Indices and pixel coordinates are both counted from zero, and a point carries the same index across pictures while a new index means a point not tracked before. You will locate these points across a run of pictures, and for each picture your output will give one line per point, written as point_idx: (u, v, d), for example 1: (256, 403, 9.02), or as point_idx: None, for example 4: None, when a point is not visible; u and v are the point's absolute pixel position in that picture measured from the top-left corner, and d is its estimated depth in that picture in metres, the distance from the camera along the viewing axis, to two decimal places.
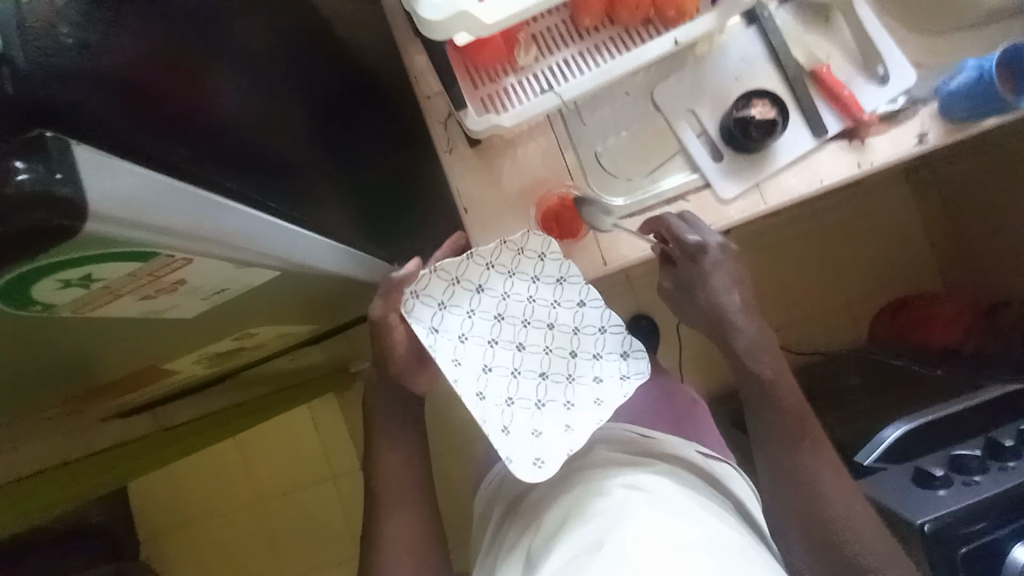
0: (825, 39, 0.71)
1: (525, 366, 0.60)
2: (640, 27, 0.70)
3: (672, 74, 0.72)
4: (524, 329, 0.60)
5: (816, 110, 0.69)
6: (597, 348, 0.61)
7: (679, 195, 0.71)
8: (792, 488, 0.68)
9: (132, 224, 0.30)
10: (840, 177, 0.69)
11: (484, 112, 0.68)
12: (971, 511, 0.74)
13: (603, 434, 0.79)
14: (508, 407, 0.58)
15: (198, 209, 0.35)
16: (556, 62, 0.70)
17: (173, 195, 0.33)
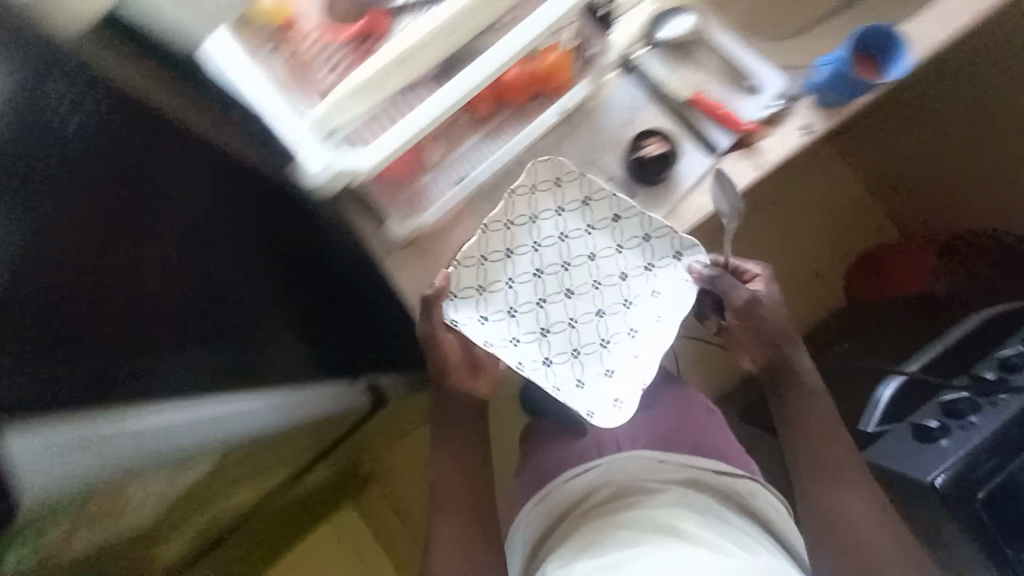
0: (695, 68, 0.78)
1: (580, 311, 0.70)
2: (529, 102, 0.76)
3: (571, 134, 0.79)
4: (568, 274, 0.70)
5: (703, 133, 0.75)
6: (643, 259, 0.71)
7: None
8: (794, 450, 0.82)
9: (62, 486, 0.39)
10: (745, 182, 0.73)
11: (408, 216, 0.73)
12: (976, 453, 0.76)
13: (624, 464, 0.91)
14: (577, 358, 0.69)
15: (114, 443, 0.44)
16: (463, 154, 0.76)
17: (86, 448, 0.41)
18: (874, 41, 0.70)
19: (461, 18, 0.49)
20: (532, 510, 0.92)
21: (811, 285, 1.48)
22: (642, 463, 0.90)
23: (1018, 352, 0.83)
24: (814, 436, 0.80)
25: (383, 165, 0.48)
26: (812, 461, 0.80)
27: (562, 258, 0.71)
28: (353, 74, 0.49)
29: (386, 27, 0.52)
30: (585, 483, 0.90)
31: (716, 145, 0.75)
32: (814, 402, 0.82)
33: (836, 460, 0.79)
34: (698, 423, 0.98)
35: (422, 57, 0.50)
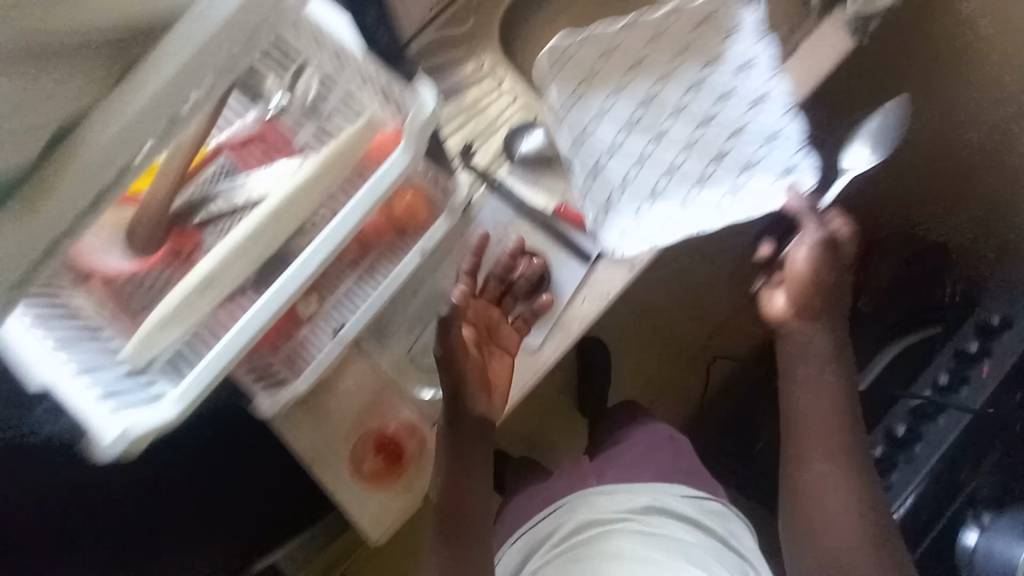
0: (556, 179, 0.80)
1: (654, 157, 0.73)
2: (395, 238, 0.75)
3: (445, 261, 0.79)
4: (678, 118, 0.72)
5: (574, 243, 0.77)
6: (750, 157, 0.71)
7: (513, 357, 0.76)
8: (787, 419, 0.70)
9: None
10: (620, 285, 0.76)
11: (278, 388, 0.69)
12: (908, 513, 0.78)
13: (577, 502, 0.96)
14: (616, 188, 0.73)
15: None
16: (337, 300, 0.74)
17: None
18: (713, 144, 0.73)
19: (262, 230, 0.48)
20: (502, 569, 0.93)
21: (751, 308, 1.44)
22: (604, 500, 0.95)
23: (928, 400, 0.82)
24: (798, 419, 0.68)
25: (196, 408, 0.46)
26: (803, 446, 0.67)
27: (705, 103, 0.72)
28: (164, 300, 0.49)
29: (195, 242, 0.53)
30: (548, 525, 0.95)
31: (587, 252, 0.77)
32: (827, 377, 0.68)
33: (832, 437, 0.66)
34: (659, 458, 1.03)
35: (226, 279, 0.49)
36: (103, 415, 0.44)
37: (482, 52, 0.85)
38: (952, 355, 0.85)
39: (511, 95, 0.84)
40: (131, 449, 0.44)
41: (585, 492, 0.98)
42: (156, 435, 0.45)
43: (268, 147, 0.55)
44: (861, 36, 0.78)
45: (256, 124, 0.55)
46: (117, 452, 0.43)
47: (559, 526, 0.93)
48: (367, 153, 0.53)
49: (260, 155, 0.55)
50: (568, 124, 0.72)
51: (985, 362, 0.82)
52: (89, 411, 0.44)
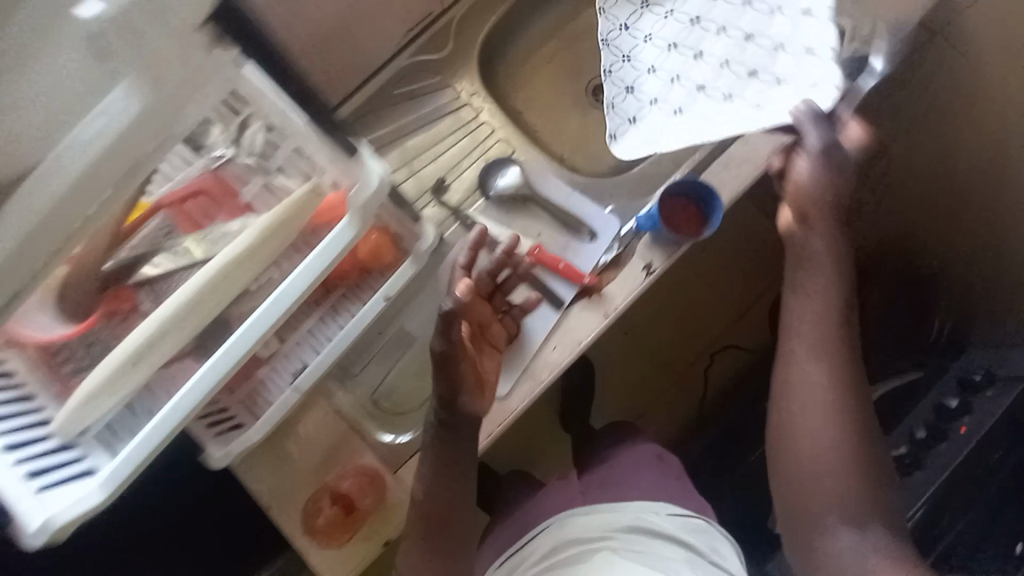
0: (531, 218, 0.76)
1: (690, 70, 0.71)
2: (359, 276, 0.72)
3: (412, 302, 0.76)
4: (721, 34, 0.71)
5: (547, 288, 0.74)
6: (786, 73, 0.69)
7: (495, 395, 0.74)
8: (781, 342, 0.67)
9: None
10: (592, 334, 0.73)
11: (231, 436, 0.68)
12: None
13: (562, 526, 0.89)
14: (649, 102, 0.71)
15: None
16: (299, 340, 0.72)
17: None
18: (686, 193, 0.71)
19: (194, 302, 0.47)
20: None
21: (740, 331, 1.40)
22: (590, 518, 0.89)
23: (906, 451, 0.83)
24: (795, 336, 0.66)
25: (126, 485, 0.48)
26: (792, 369, 0.65)
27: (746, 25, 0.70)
28: (98, 370, 0.48)
29: (131, 303, 0.51)
30: (533, 551, 0.87)
31: (560, 298, 0.74)
32: (828, 302, 0.65)
33: (824, 361, 0.64)
34: (641, 476, 0.97)
35: (158, 352, 0.48)
36: (27, 502, 0.45)
37: (460, 78, 0.82)
38: (934, 408, 0.83)
39: (488, 127, 0.81)
40: (57, 534, 0.45)
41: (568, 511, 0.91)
42: (83, 519, 0.46)
43: (212, 201, 0.53)
44: (859, 76, 0.74)
45: (194, 177, 0.52)
46: (44, 537, 0.44)
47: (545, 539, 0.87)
48: (314, 217, 0.50)
49: (205, 211, 0.52)
50: (609, 30, 0.74)
51: (967, 416, 0.80)
52: (12, 496, 0.45)
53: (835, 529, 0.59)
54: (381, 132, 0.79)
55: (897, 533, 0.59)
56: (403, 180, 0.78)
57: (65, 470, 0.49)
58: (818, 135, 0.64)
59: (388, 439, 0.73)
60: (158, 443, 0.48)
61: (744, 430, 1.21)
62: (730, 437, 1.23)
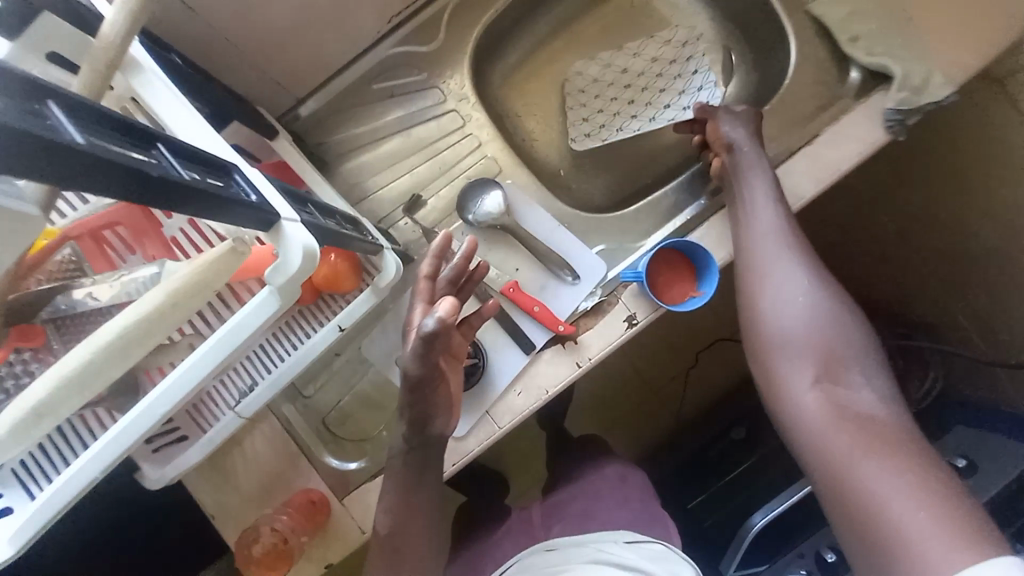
0: (512, 252, 0.71)
1: (618, 92, 0.79)
2: (319, 299, 0.67)
3: (374, 327, 0.72)
4: (640, 64, 0.80)
5: (519, 328, 0.69)
6: (690, 93, 0.78)
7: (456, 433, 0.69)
8: (737, 209, 0.63)
9: None
10: (562, 382, 0.68)
11: (172, 456, 0.64)
12: None
13: (524, 564, 0.82)
14: (592, 119, 0.79)
15: None
16: (247, 356, 0.65)
17: None
18: (674, 251, 0.65)
19: (106, 358, 0.42)
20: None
21: (729, 352, 1.34)
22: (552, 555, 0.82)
23: None
24: (743, 205, 0.62)
25: (31, 544, 0.44)
26: (753, 229, 0.61)
27: (665, 54, 0.81)
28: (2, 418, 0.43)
29: (40, 340, 0.46)
30: None
31: (531, 342, 0.69)
32: (776, 191, 0.61)
33: (781, 232, 0.60)
34: (601, 497, 0.93)
35: (60, 411, 0.42)
36: None
37: (449, 77, 0.75)
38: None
39: (476, 138, 0.75)
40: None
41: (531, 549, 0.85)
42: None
43: (135, 231, 0.48)
44: (897, 132, 0.66)
45: (111, 206, 0.47)
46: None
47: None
48: (243, 272, 0.46)
49: (124, 243, 0.48)
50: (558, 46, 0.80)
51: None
52: None
53: (800, 371, 0.56)
54: (357, 132, 0.74)
55: (868, 370, 0.55)
56: (374, 193, 0.73)
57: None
58: (722, 111, 0.68)
59: (341, 465, 0.71)
60: (68, 501, 0.44)
61: (719, 457, 1.17)
62: (700, 463, 1.20)
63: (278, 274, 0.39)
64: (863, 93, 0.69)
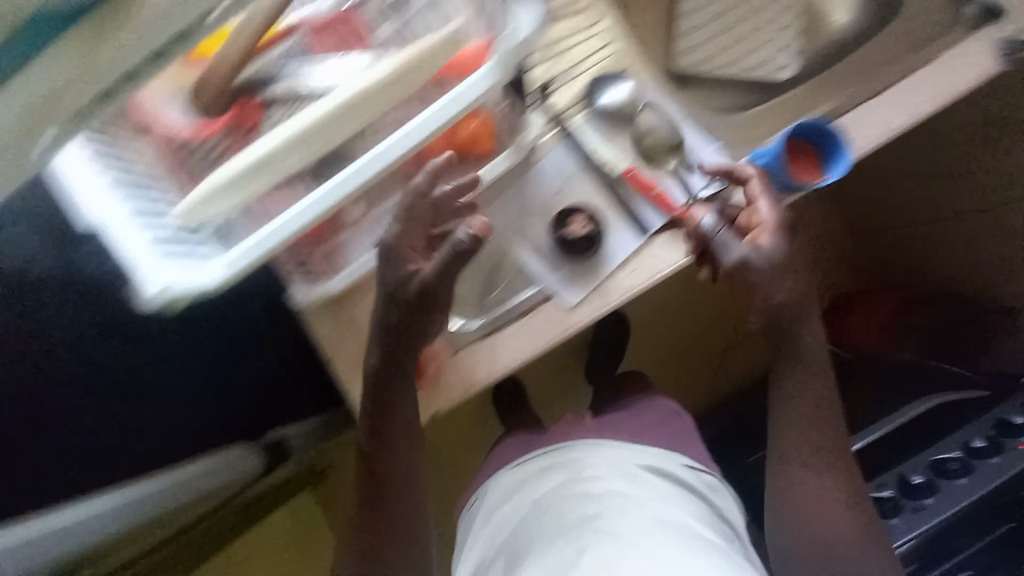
0: (633, 139, 0.74)
1: (721, 30, 0.86)
2: (454, 164, 0.73)
3: (497, 199, 0.75)
4: (749, 9, 0.86)
5: (636, 211, 0.72)
6: (779, 46, 0.85)
7: (566, 305, 0.73)
8: (780, 441, 0.70)
9: (87, 530, 0.78)
10: (673, 267, 0.71)
11: (320, 280, 0.73)
12: (921, 541, 0.78)
13: (566, 463, 0.89)
14: (691, 49, 0.86)
15: (136, 510, 0.82)
16: (385, 212, 0.74)
17: (107, 517, 0.81)
18: (805, 134, 0.67)
19: (332, 121, 0.47)
20: (480, 494, 0.94)
21: None
22: (600, 452, 0.89)
23: (956, 458, 0.82)
24: (791, 430, 0.69)
25: (233, 280, 0.47)
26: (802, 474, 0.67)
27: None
28: (221, 171, 0.48)
29: (253, 121, 0.52)
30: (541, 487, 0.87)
31: (647, 225, 0.72)
32: (818, 425, 0.68)
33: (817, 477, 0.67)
34: (655, 426, 0.98)
35: (283, 163, 0.48)
36: (156, 267, 0.46)
37: None
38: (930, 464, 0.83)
39: (599, 40, 0.79)
40: (172, 303, 0.46)
41: (585, 442, 0.91)
42: (195, 298, 0.46)
43: (342, 39, 0.55)
44: (1015, 58, 0.70)
45: (338, 12, 0.55)
46: (160, 303, 0.45)
47: (539, 464, 0.91)
48: (447, 68, 0.51)
49: (337, 46, 0.55)
50: None
51: (967, 477, 0.80)
52: (145, 261, 0.46)
53: None
54: None
55: None
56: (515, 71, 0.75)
57: (176, 252, 0.48)
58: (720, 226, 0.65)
59: (455, 325, 0.75)
60: (272, 247, 0.48)
61: None
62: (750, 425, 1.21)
63: (506, 44, 0.47)
64: (978, 26, 0.74)
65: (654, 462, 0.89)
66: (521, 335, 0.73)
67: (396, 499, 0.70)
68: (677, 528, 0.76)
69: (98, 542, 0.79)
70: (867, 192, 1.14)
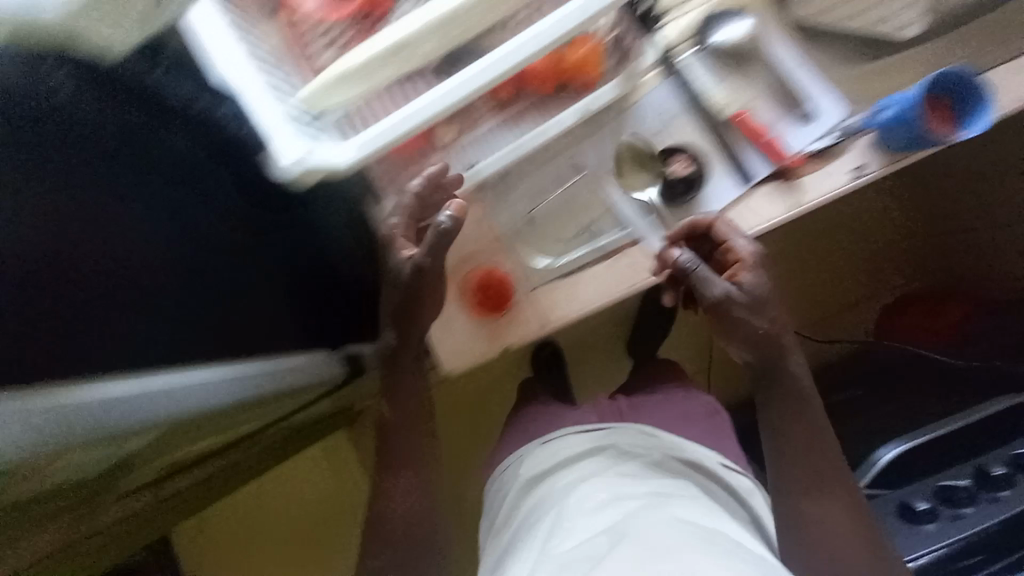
0: (746, 80, 0.69)
1: None
2: (554, 92, 0.70)
3: (593, 134, 0.72)
4: None
5: (742, 157, 0.68)
6: None
7: (654, 249, 0.71)
8: (779, 462, 0.70)
9: (122, 416, 0.44)
10: (774, 221, 0.68)
11: (408, 195, 0.71)
12: (995, 530, 0.74)
13: (567, 450, 0.88)
14: None
15: (186, 391, 0.51)
16: (479, 137, 0.72)
17: (141, 404, 0.47)
18: (939, 86, 0.63)
19: (471, 9, 0.45)
20: (504, 468, 0.94)
21: (849, 316, 1.30)
22: (623, 436, 0.89)
23: None
24: (787, 453, 0.69)
25: (364, 161, 0.48)
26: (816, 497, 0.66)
27: None
28: (350, 53, 0.46)
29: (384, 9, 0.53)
30: (546, 469, 0.87)
31: (751, 174, 0.68)
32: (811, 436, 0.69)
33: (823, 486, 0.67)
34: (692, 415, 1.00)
35: (418, 50, 0.46)
36: (289, 138, 0.46)
37: None
38: (935, 490, 0.80)
39: None
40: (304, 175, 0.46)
41: (623, 428, 0.91)
42: (325, 174, 0.47)
43: None
44: None
45: None
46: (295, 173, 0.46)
47: (563, 446, 0.90)
48: None
49: None
50: None
51: (970, 507, 0.77)
52: (278, 133, 0.46)
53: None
54: None
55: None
56: None
57: (300, 130, 0.47)
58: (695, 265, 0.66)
59: (541, 263, 0.73)
60: (401, 134, 0.48)
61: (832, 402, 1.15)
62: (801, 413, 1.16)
63: None
64: None
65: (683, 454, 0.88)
66: (603, 276, 0.72)
67: (405, 490, 0.69)
68: (691, 511, 0.72)
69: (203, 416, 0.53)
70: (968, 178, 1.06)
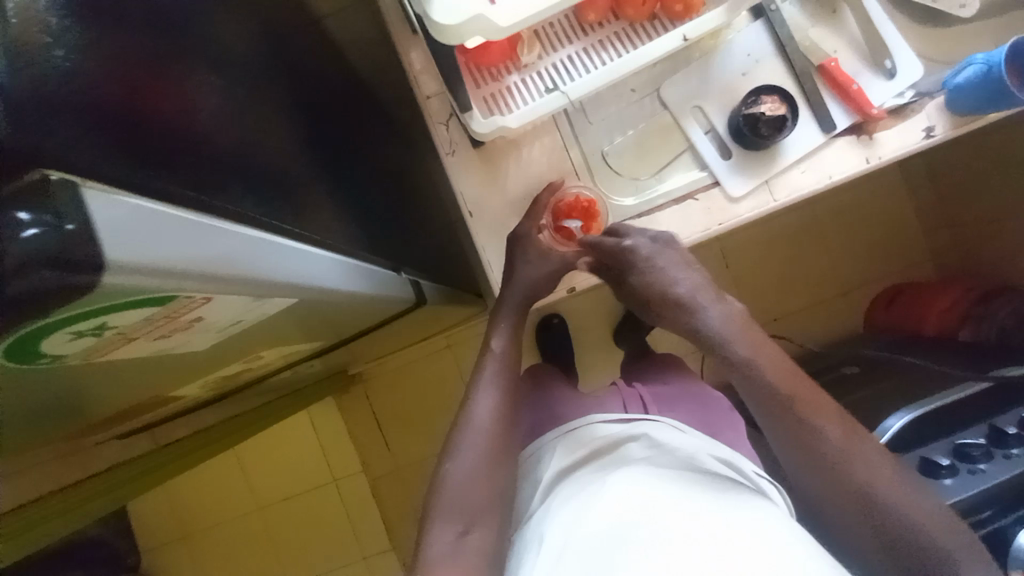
0: (831, 32, 0.70)
1: None
2: (645, 22, 0.67)
3: (678, 70, 0.71)
4: None
5: (825, 107, 0.68)
6: None
7: (729, 194, 0.69)
8: (806, 456, 0.59)
9: (250, 266, 0.29)
10: (848, 172, 0.69)
11: (488, 113, 0.65)
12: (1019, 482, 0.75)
13: (586, 433, 0.74)
14: None
15: (281, 253, 0.33)
16: (560, 59, 0.67)
17: (289, 257, 0.34)
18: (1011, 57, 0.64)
19: None
20: (528, 457, 0.78)
21: (843, 301, 1.36)
22: (656, 425, 0.75)
23: None
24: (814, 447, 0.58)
25: (513, 32, 0.43)
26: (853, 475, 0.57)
27: None
28: None
29: None
30: (569, 456, 0.72)
31: (833, 123, 0.68)
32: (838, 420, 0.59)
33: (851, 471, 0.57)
34: (709, 395, 0.91)
35: None
36: None
37: None
38: (951, 449, 0.81)
39: None
40: (455, 34, 0.42)
41: (658, 421, 0.76)
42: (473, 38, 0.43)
43: None
44: None
45: None
46: (445, 29, 0.41)
47: (592, 434, 0.74)
48: None
49: None
50: None
51: (987, 463, 0.78)
52: None
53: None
54: None
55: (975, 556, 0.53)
56: None
57: None
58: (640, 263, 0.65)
59: (623, 201, 0.71)
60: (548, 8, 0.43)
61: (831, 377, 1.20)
62: None
63: None
64: None
65: (724, 454, 0.72)
66: (678, 218, 0.70)
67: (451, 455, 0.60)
68: (736, 495, 0.62)
69: (311, 299, 0.39)
70: (970, 170, 1.13)
